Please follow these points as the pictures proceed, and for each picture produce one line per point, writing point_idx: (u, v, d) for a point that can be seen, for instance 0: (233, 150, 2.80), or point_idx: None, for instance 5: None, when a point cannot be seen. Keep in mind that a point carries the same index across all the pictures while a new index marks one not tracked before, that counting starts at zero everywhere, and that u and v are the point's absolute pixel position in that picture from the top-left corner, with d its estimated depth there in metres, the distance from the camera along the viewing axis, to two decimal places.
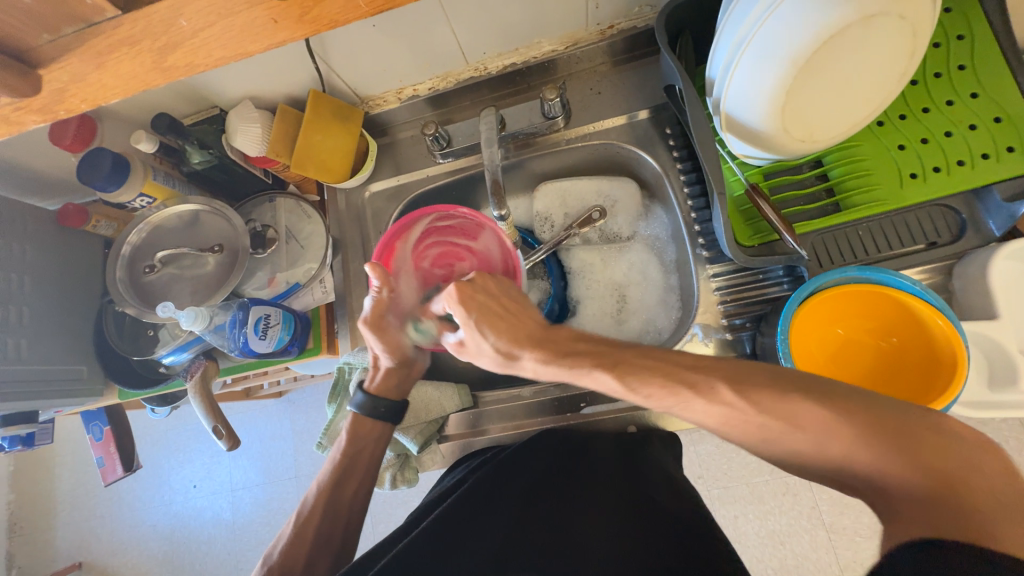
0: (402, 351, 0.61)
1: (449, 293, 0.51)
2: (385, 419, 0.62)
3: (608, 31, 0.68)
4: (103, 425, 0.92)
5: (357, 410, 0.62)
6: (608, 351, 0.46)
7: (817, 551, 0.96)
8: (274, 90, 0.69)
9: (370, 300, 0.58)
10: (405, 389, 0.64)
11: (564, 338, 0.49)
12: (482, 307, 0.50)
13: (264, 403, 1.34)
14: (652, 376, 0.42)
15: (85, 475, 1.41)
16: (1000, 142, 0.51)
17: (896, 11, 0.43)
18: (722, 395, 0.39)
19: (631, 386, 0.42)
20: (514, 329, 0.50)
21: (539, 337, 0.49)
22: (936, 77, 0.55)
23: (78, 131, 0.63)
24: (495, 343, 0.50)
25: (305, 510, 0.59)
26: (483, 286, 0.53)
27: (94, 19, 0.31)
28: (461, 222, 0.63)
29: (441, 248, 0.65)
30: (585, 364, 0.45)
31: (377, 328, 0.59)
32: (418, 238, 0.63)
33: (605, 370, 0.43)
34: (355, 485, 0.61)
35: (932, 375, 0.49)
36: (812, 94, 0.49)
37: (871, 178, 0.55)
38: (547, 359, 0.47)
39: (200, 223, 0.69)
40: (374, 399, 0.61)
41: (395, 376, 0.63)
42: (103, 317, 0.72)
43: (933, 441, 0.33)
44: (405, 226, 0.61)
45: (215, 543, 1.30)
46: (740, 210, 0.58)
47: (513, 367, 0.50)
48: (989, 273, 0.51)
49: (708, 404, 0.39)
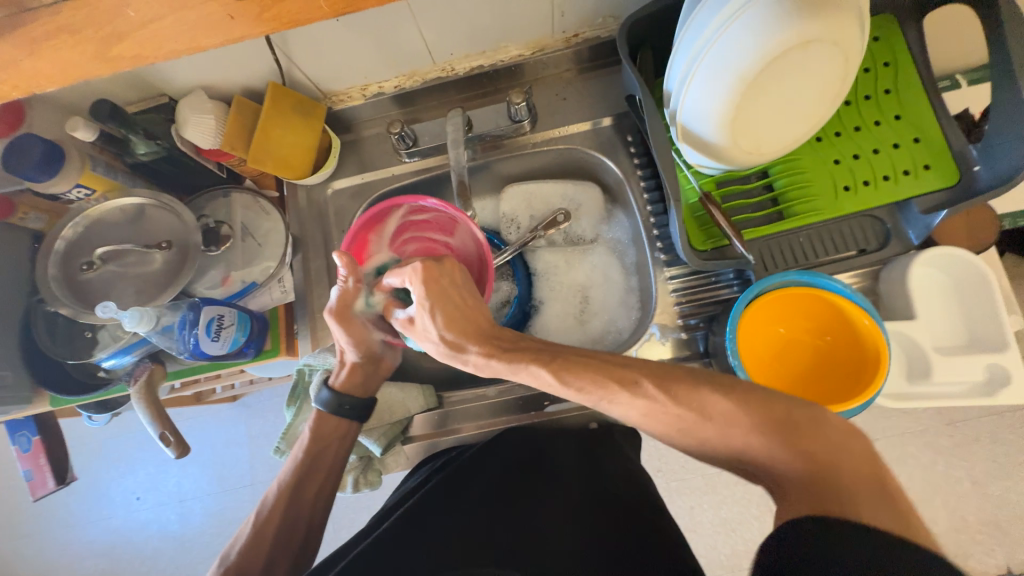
0: (367, 344, 0.60)
1: (413, 270, 0.51)
2: (350, 417, 0.61)
3: (572, 39, 0.70)
4: (31, 434, 0.84)
5: (322, 408, 0.61)
6: (549, 349, 0.48)
7: (764, 536, 1.02)
8: (229, 81, 0.66)
9: (337, 291, 0.56)
10: (371, 386, 0.64)
11: (509, 337, 0.51)
12: (441, 293, 0.51)
13: (217, 408, 1.27)
14: (585, 368, 0.45)
15: (9, 490, 1.29)
16: (918, 160, 0.57)
17: (830, 39, 0.47)
18: (646, 389, 0.42)
19: (565, 380, 0.45)
20: (465, 322, 0.51)
21: (487, 331, 0.51)
22: (866, 99, 0.60)
23: (1, 114, 0.58)
24: (442, 332, 0.50)
25: (264, 512, 0.57)
26: (450, 272, 0.53)
27: (29, 5, 0.29)
28: (437, 216, 0.64)
29: (417, 241, 0.66)
30: (523, 360, 0.47)
31: (343, 318, 0.57)
32: (395, 229, 0.64)
33: (541, 365, 0.46)
34: (317, 487, 0.60)
35: (861, 370, 0.54)
36: (758, 110, 0.52)
37: (810, 189, 0.59)
38: (489, 353, 0.49)
39: (145, 217, 0.65)
40: (339, 395, 0.61)
41: (361, 372, 0.63)
42: (32, 317, 0.66)
43: (859, 431, 0.37)
44: (381, 217, 0.62)
45: (161, 557, 1.22)
46: (694, 217, 0.61)
47: (458, 358, 0.50)
48: (908, 278, 0.57)
49: (633, 398, 0.42)
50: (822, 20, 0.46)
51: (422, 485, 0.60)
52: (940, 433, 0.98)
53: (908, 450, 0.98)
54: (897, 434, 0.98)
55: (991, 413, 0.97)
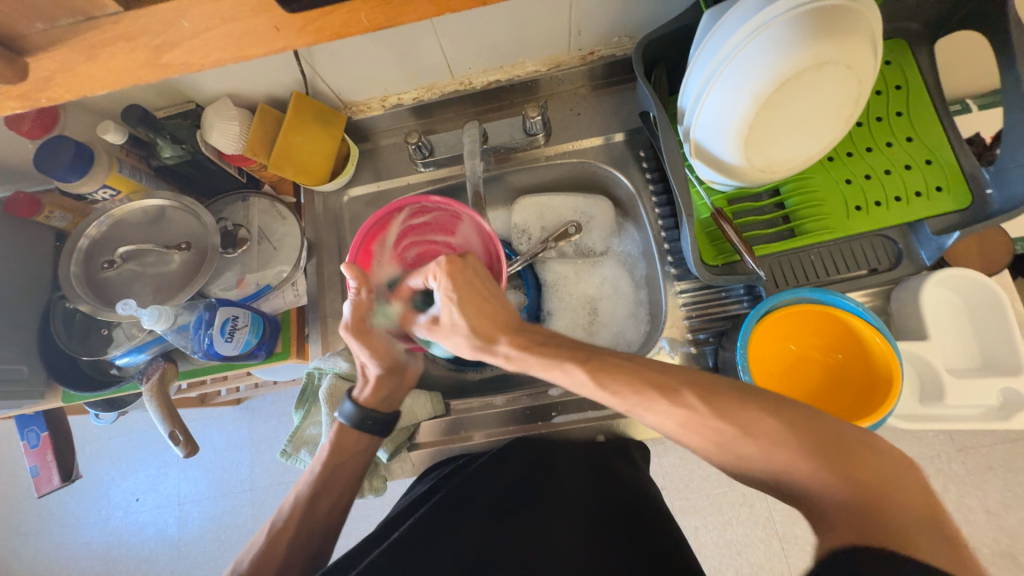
0: (391, 355, 0.59)
1: (437, 266, 0.51)
2: (374, 433, 0.60)
3: (588, 57, 0.71)
4: (40, 430, 0.85)
5: (345, 421, 0.60)
6: (584, 348, 0.47)
7: (770, 560, 1.00)
8: (254, 90, 0.68)
9: (351, 304, 0.55)
10: (397, 400, 0.62)
11: (536, 331, 0.50)
12: (468, 285, 0.51)
13: (220, 411, 1.28)
14: (621, 372, 0.44)
15: (10, 487, 1.29)
16: (931, 182, 0.58)
17: (843, 61, 0.48)
18: (686, 398, 0.41)
19: (602, 383, 0.44)
20: (496, 314, 0.50)
21: (515, 325, 0.50)
22: (877, 121, 0.61)
23: (38, 117, 0.60)
24: (470, 324, 0.50)
25: (278, 522, 0.57)
26: (472, 265, 0.53)
27: (93, 13, 0.31)
28: (437, 217, 0.65)
29: (418, 245, 0.67)
30: (559, 356, 0.46)
31: (360, 332, 0.56)
32: (396, 236, 0.65)
33: (576, 363, 0.45)
34: (329, 502, 0.59)
35: (872, 390, 0.54)
36: (770, 129, 0.53)
37: (823, 208, 0.60)
38: (522, 346, 0.48)
39: (166, 219, 0.67)
40: (363, 411, 0.59)
41: (387, 388, 0.61)
42: (50, 313, 0.67)
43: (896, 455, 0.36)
44: (382, 227, 0.63)
45: (157, 561, 1.21)
46: (705, 232, 0.62)
47: (488, 352, 0.50)
48: (920, 297, 0.56)
49: (672, 405, 0.41)
50: (836, 43, 0.47)
51: (431, 493, 0.60)
52: (952, 460, 0.96)
53: None
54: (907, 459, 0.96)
55: (1005, 440, 0.95)
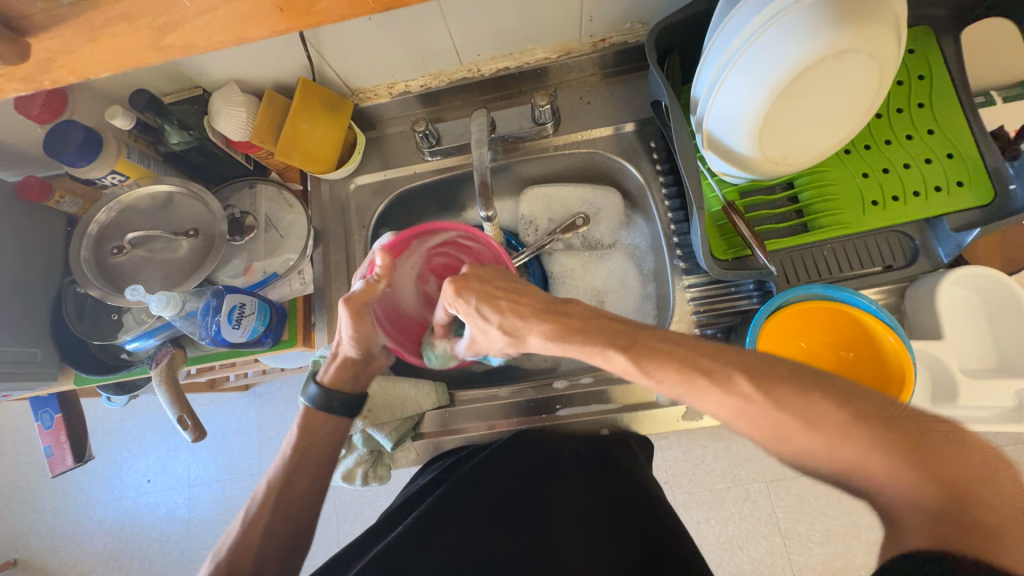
0: (369, 343, 0.57)
1: (446, 289, 0.49)
2: (337, 414, 0.59)
3: (599, 44, 0.70)
4: (53, 412, 0.86)
5: (309, 404, 0.59)
6: (625, 331, 0.46)
7: (772, 556, 1.00)
8: (261, 75, 0.67)
9: (361, 285, 0.53)
10: (361, 385, 0.61)
11: (577, 313, 0.47)
12: (479, 293, 0.48)
13: (229, 396, 1.29)
14: (669, 360, 0.43)
15: (27, 466, 1.33)
16: (952, 176, 0.56)
17: (866, 50, 0.46)
18: (739, 385, 0.41)
19: (647, 370, 0.43)
20: (519, 306, 0.47)
21: (544, 309, 0.47)
22: (897, 112, 0.59)
23: (47, 100, 0.60)
24: (499, 323, 0.47)
25: (253, 508, 0.56)
26: (474, 273, 0.50)
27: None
28: (481, 249, 0.62)
29: (449, 261, 0.63)
30: (598, 344, 0.44)
31: (356, 314, 0.53)
32: (436, 242, 0.62)
33: (621, 352, 0.44)
34: (306, 484, 0.58)
35: (883, 388, 0.53)
36: (786, 120, 0.52)
37: (838, 203, 0.58)
38: (555, 336, 0.45)
39: (174, 205, 0.67)
40: (327, 393, 0.58)
41: (351, 369, 0.60)
42: (62, 298, 0.68)
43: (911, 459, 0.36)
44: (427, 229, 0.61)
45: (168, 540, 1.24)
46: (716, 225, 0.61)
47: (521, 347, 0.48)
48: (937, 294, 0.55)
49: (723, 392, 0.41)
50: (858, 30, 0.45)
51: (433, 486, 0.61)
52: None
53: None
54: None
55: (1016, 441, 0.94)
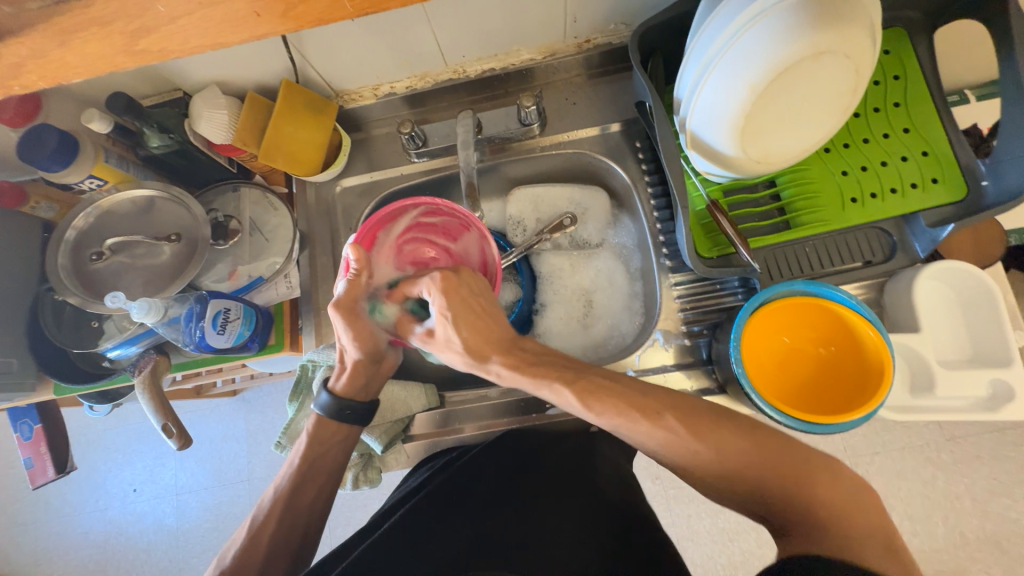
0: (373, 343, 0.56)
1: (432, 281, 0.50)
2: (351, 423, 0.59)
3: (584, 45, 0.70)
4: (33, 423, 0.84)
5: (321, 412, 0.58)
6: (572, 366, 0.47)
7: (761, 547, 1.02)
8: (243, 78, 0.66)
9: (344, 284, 0.53)
10: (372, 389, 0.61)
11: (532, 349, 0.49)
12: (462, 303, 0.50)
13: (216, 403, 1.27)
14: (610, 395, 0.44)
15: (7, 478, 1.30)
16: (927, 174, 0.57)
17: (841, 50, 0.47)
18: None
19: (588, 404, 0.44)
20: (490, 331, 0.49)
21: (509, 343, 0.49)
22: (875, 112, 0.61)
23: (19, 105, 0.58)
24: (467, 340, 0.48)
25: (259, 517, 0.55)
26: (467, 281, 0.52)
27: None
28: (446, 220, 0.63)
29: (419, 243, 0.64)
30: (548, 377, 0.45)
31: (349, 314, 0.54)
32: (402, 229, 0.62)
33: (565, 385, 0.44)
34: (314, 492, 0.58)
35: (862, 382, 0.54)
36: (766, 120, 0.52)
37: (818, 201, 0.59)
38: (512, 365, 0.47)
39: (155, 210, 0.66)
40: (340, 402, 0.58)
41: (364, 375, 0.59)
42: (39, 306, 0.66)
43: None
44: (394, 214, 0.61)
45: (156, 550, 1.22)
46: (701, 224, 0.61)
47: (480, 369, 0.49)
48: (913, 289, 0.57)
49: (653, 427, 0.42)
50: (835, 31, 0.46)
51: (422, 487, 0.60)
52: (942, 449, 0.97)
53: (909, 465, 0.97)
54: (897, 448, 0.98)
55: (993, 430, 0.96)
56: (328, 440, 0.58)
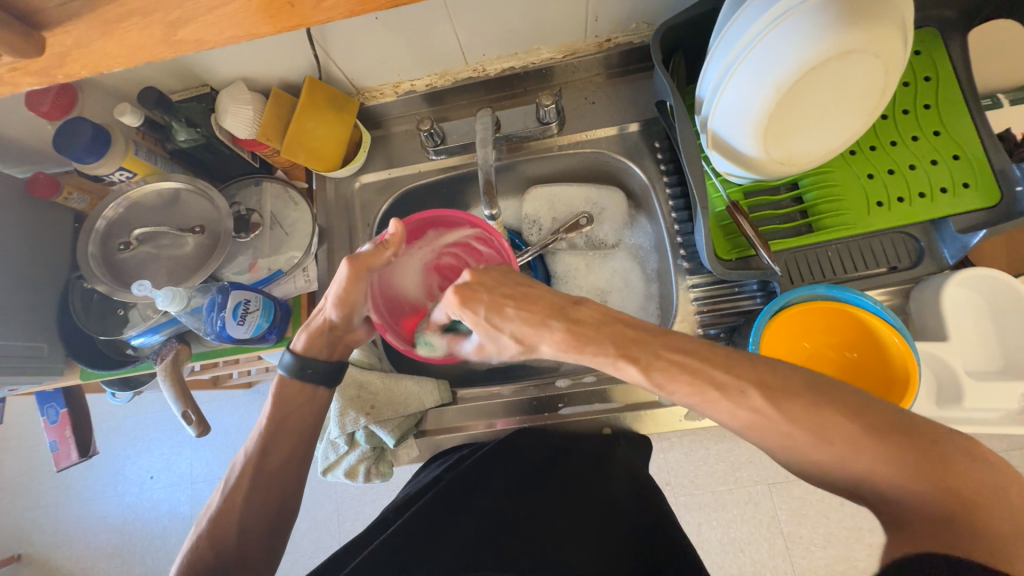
0: (352, 310, 0.55)
1: (450, 297, 0.47)
2: (314, 382, 0.58)
3: (604, 44, 0.70)
4: (59, 406, 0.87)
5: (285, 371, 0.57)
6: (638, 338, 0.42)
7: (774, 559, 1.00)
8: (268, 74, 0.68)
9: (368, 247, 0.52)
10: (339, 352, 0.60)
11: (590, 319, 0.43)
12: (487, 303, 0.46)
13: (232, 394, 1.30)
14: (681, 372, 0.40)
15: (32, 461, 1.34)
16: (958, 177, 0.56)
17: (872, 50, 0.46)
18: (751, 400, 0.38)
19: (655, 379, 0.40)
20: (532, 314, 0.45)
21: (555, 314, 0.44)
22: (904, 113, 0.59)
23: (57, 98, 0.61)
24: (511, 331, 0.45)
25: (232, 479, 0.55)
26: (486, 283, 0.47)
27: None
28: (490, 258, 0.60)
29: (455, 260, 0.61)
30: (610, 355, 0.42)
31: (354, 274, 0.52)
32: (448, 239, 0.61)
33: (630, 363, 0.41)
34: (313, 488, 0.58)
35: (886, 390, 0.53)
36: (790, 121, 0.52)
37: (843, 204, 0.58)
38: (568, 345, 0.43)
39: (180, 202, 0.67)
40: (304, 360, 0.57)
41: (327, 337, 0.58)
42: (69, 293, 0.69)
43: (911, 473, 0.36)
44: (449, 221, 0.60)
45: (170, 536, 1.25)
46: (720, 225, 0.61)
47: (534, 354, 0.46)
48: (941, 296, 0.55)
49: (735, 407, 0.38)
50: (865, 30, 0.45)
51: (434, 482, 0.60)
52: None
53: None
54: None
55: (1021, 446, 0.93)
56: None
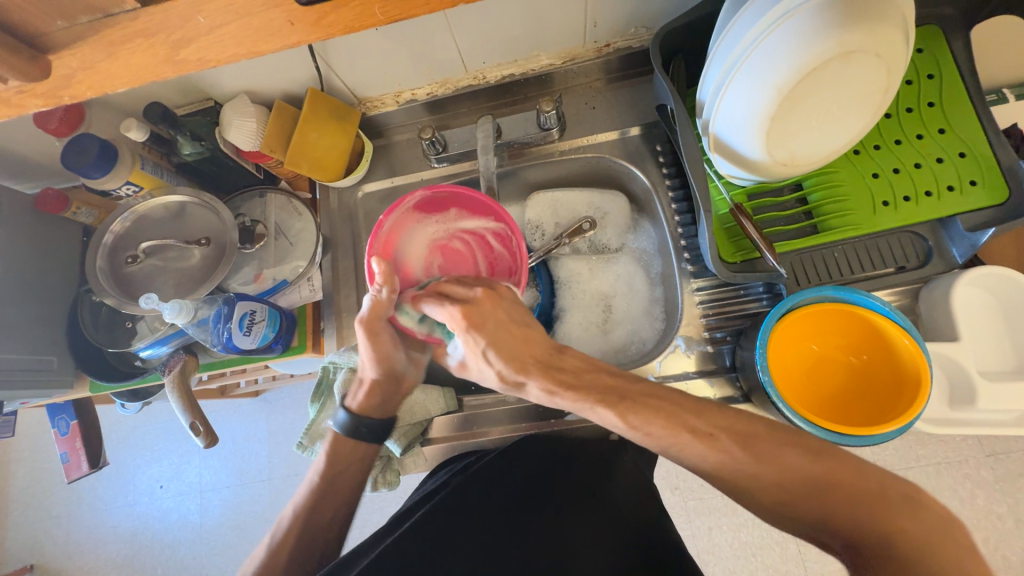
0: (391, 362, 0.56)
1: (456, 317, 0.48)
2: (367, 439, 0.59)
3: (604, 49, 0.70)
4: (69, 419, 0.88)
5: (338, 430, 0.59)
6: (615, 385, 0.45)
7: (787, 564, 0.98)
8: (271, 87, 0.69)
9: (369, 301, 0.51)
10: (392, 406, 0.61)
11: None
12: (491, 329, 0.48)
13: (239, 403, 1.31)
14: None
15: (44, 472, 1.35)
16: (964, 175, 0.55)
17: (873, 49, 0.46)
18: (723, 442, 0.41)
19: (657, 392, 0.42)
20: (526, 352, 0.47)
21: (546, 362, 0.47)
22: (907, 112, 0.59)
23: (64, 116, 0.62)
24: (502, 369, 0.47)
25: (279, 534, 0.57)
26: (492, 313, 0.48)
27: (112, 10, 0.31)
28: (500, 254, 0.62)
29: (465, 246, 0.62)
30: (589, 399, 0.44)
31: (371, 332, 0.53)
32: (467, 221, 0.62)
33: (608, 407, 0.43)
34: (334, 510, 0.59)
35: (897, 393, 0.52)
36: (793, 122, 0.51)
37: (848, 204, 0.58)
38: (552, 389, 0.45)
39: (186, 215, 0.68)
40: (357, 419, 0.59)
41: (379, 393, 0.59)
42: (78, 306, 0.69)
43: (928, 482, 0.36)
44: (474, 207, 0.61)
45: (180, 546, 1.25)
46: (724, 228, 0.60)
47: (519, 391, 0.48)
48: (951, 296, 0.54)
49: (708, 449, 0.41)
50: (866, 30, 0.45)
51: (441, 487, 0.60)
52: (982, 465, 0.93)
53: (945, 481, 0.93)
54: (932, 463, 0.94)
55: None
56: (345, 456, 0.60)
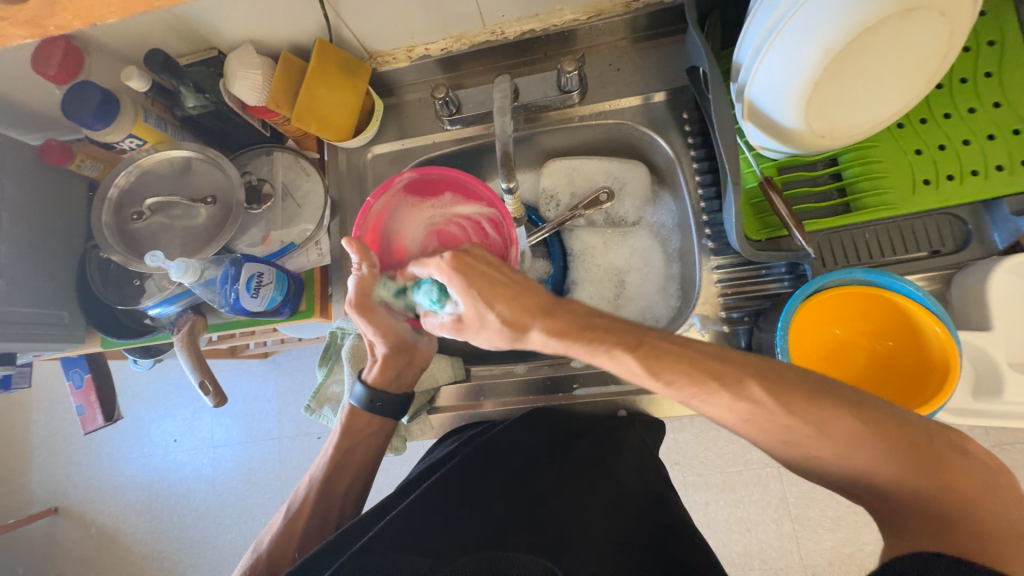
0: (394, 334, 0.58)
1: (443, 262, 0.45)
2: (384, 414, 0.62)
3: (633, 5, 0.65)
4: (83, 372, 0.89)
5: (357, 403, 0.61)
6: (632, 329, 0.43)
7: (780, 539, 1.00)
8: (277, 36, 0.65)
9: (353, 280, 0.53)
10: (406, 380, 0.63)
11: (578, 311, 0.44)
12: (483, 278, 0.45)
13: (248, 363, 1.32)
14: (679, 362, 0.41)
15: (64, 422, 1.40)
16: (1015, 154, 0.51)
17: (936, 7, 0.42)
18: (751, 391, 0.39)
19: (655, 372, 0.41)
20: (523, 299, 0.44)
21: (548, 305, 0.44)
22: (961, 82, 0.54)
23: (63, 61, 0.59)
24: (502, 315, 0.44)
25: (294, 504, 0.60)
26: (481, 256, 0.47)
27: None
28: (495, 243, 0.57)
29: (461, 232, 0.58)
30: (606, 343, 0.42)
31: (363, 309, 0.55)
32: (463, 207, 0.58)
33: (627, 350, 0.41)
34: (346, 483, 0.62)
35: (924, 381, 0.50)
36: (837, 88, 0.48)
37: (887, 181, 0.54)
38: (560, 333, 0.43)
39: (192, 171, 0.66)
40: (374, 392, 0.60)
41: (394, 367, 0.61)
42: (85, 261, 0.69)
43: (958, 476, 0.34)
44: (473, 193, 0.58)
45: (194, 497, 1.30)
46: (750, 203, 0.57)
47: (523, 343, 0.45)
48: (988, 284, 0.51)
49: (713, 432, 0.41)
50: None
51: (448, 457, 0.60)
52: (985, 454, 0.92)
53: None
54: None
55: None
56: (350, 425, 0.61)
